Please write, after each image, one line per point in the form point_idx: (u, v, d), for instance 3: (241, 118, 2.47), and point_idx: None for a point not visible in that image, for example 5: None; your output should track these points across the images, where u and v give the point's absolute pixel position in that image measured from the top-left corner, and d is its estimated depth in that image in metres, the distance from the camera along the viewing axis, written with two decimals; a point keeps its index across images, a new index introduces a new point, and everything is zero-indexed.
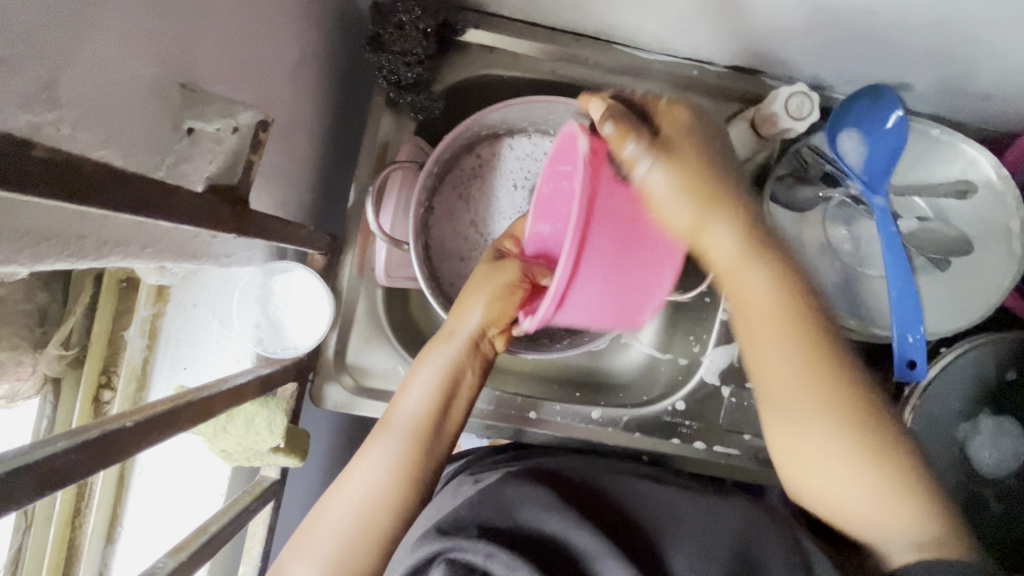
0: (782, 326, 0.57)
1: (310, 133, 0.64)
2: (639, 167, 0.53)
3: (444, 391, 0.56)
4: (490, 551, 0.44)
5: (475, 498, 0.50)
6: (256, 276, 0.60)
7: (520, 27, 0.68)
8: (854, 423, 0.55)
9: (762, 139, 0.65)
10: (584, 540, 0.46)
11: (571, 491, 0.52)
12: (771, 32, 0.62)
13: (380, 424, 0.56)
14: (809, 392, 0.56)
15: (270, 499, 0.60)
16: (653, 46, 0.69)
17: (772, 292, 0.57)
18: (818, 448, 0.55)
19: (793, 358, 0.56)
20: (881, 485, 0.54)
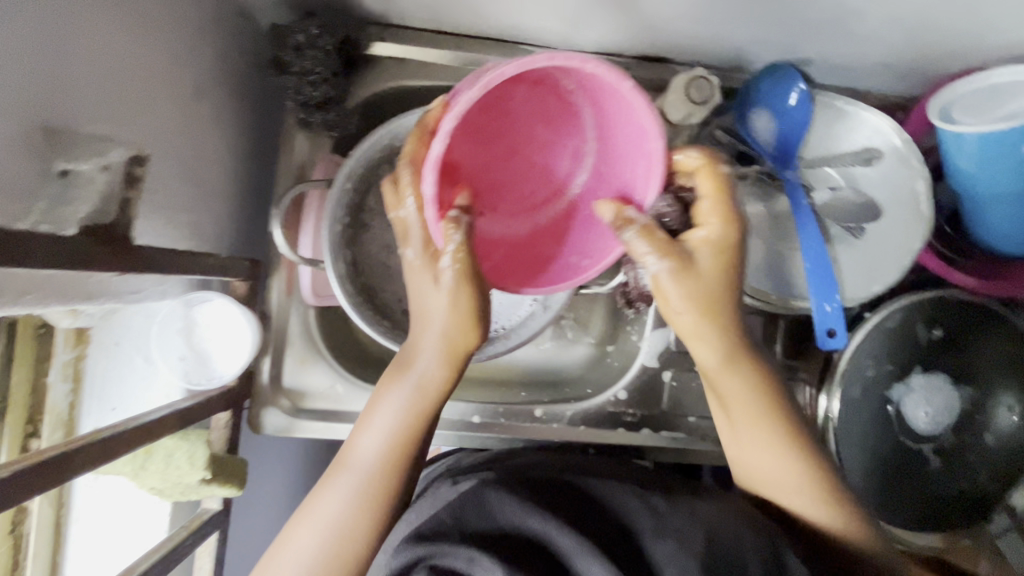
0: (733, 372, 0.51)
1: (223, 161, 0.64)
2: (695, 232, 0.49)
3: (422, 413, 0.50)
4: (472, 555, 0.46)
5: (458, 504, 0.52)
6: (176, 308, 0.59)
7: (426, 35, 0.69)
8: (799, 439, 0.52)
9: (673, 128, 0.65)
10: (559, 537, 0.47)
11: (549, 491, 0.53)
12: (665, 21, 0.63)
13: (338, 455, 0.50)
14: (732, 386, 0.51)
15: (211, 531, 0.60)
16: (558, 44, 0.69)
17: (712, 289, 0.49)
18: (766, 454, 0.51)
19: (682, 309, 0.49)
20: (784, 444, 0.51)
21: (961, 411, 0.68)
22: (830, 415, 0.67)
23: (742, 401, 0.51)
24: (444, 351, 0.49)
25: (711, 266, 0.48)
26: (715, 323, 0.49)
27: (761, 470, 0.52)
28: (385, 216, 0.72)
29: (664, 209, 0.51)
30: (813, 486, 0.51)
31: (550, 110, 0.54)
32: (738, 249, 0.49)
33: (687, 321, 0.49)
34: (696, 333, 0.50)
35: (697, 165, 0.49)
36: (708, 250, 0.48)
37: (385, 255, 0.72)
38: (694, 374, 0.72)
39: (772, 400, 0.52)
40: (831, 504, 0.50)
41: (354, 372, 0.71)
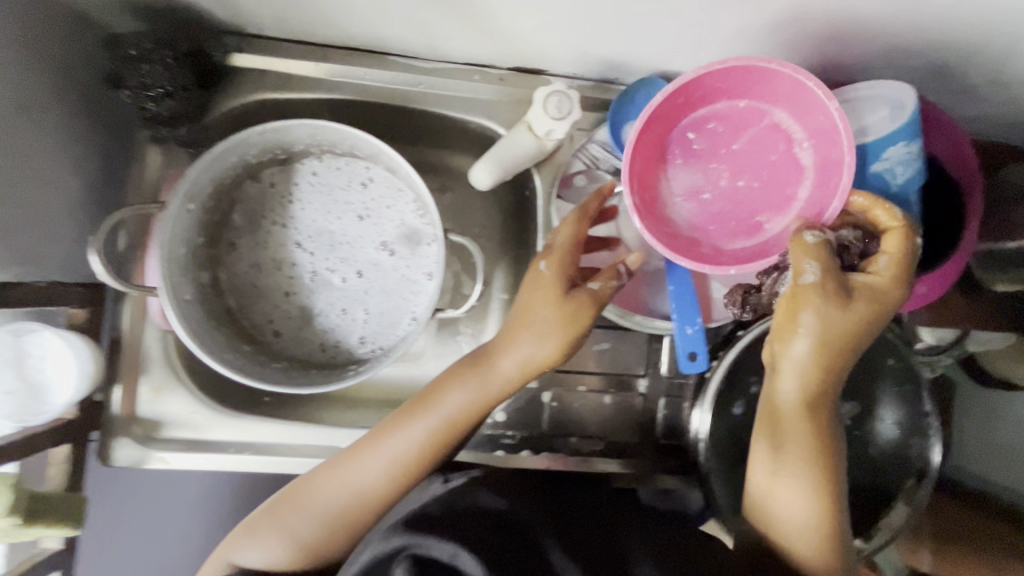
0: (806, 415, 0.51)
1: (65, 181, 0.61)
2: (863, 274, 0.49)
3: (425, 445, 0.56)
4: (455, 550, 0.43)
5: (448, 498, 0.50)
6: (3, 338, 0.55)
7: (288, 46, 0.66)
8: (826, 481, 0.51)
9: (542, 144, 0.63)
10: (555, 553, 0.46)
11: (536, 494, 0.54)
12: (523, 33, 0.61)
13: (347, 458, 0.56)
14: (793, 418, 0.51)
15: (47, 572, 0.57)
16: (425, 55, 0.67)
17: (828, 334, 0.48)
18: (784, 486, 0.51)
19: (814, 340, 0.48)
20: (807, 482, 0.51)
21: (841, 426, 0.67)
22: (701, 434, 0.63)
23: (794, 432, 0.51)
24: (476, 391, 0.57)
25: (848, 321, 0.48)
26: (818, 370, 0.49)
27: (777, 500, 0.52)
28: (253, 233, 0.69)
29: (851, 241, 0.51)
30: (814, 526, 0.51)
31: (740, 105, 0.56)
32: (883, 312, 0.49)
33: (802, 357, 0.49)
34: (794, 370, 0.50)
35: (864, 206, 0.50)
36: (869, 292, 0.48)
37: (254, 275, 0.70)
38: (576, 393, 0.70)
39: (823, 447, 0.51)
40: (826, 544, 0.51)
41: (220, 397, 0.68)
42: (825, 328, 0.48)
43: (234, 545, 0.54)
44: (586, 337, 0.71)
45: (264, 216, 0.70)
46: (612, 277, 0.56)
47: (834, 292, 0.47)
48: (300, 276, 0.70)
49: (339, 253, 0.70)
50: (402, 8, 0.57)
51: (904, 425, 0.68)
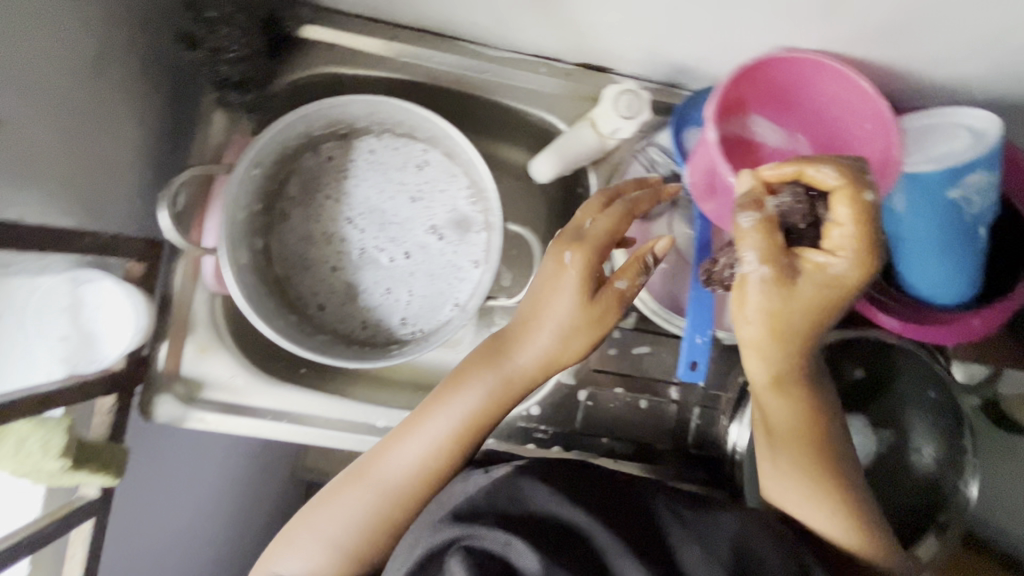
0: (777, 395, 0.51)
1: (129, 136, 0.61)
2: (817, 255, 0.45)
3: (450, 437, 0.56)
4: (509, 539, 0.44)
5: (493, 488, 0.49)
6: (63, 285, 0.56)
7: (359, 23, 0.66)
8: (826, 456, 0.52)
9: (604, 141, 0.63)
10: (603, 537, 0.46)
11: (578, 477, 0.52)
12: (598, 28, 0.61)
13: (368, 470, 0.56)
14: (774, 403, 0.51)
15: (83, 519, 0.58)
16: (494, 43, 0.67)
17: (767, 317, 0.46)
18: (788, 473, 0.52)
19: (763, 321, 0.46)
20: (806, 464, 0.51)
21: (878, 454, 0.67)
22: (738, 447, 0.65)
23: (780, 409, 0.51)
24: (502, 382, 0.57)
25: (789, 301, 0.45)
26: (783, 342, 0.48)
27: (777, 484, 0.53)
28: (306, 206, 0.70)
29: (792, 207, 0.45)
30: (830, 506, 0.51)
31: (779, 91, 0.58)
32: (851, 291, 0.45)
33: (754, 336, 0.47)
34: (766, 362, 0.49)
35: (795, 170, 0.45)
36: (822, 275, 0.45)
37: (303, 247, 0.70)
38: (612, 395, 0.70)
39: (807, 426, 0.51)
40: (847, 522, 0.51)
41: (260, 365, 0.68)
42: (762, 312, 0.46)
43: (274, 555, 0.55)
44: (627, 340, 0.70)
45: (318, 189, 0.70)
46: (636, 274, 0.56)
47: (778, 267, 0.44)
48: (348, 252, 0.70)
49: (388, 233, 0.71)
50: None
51: (942, 458, 0.67)
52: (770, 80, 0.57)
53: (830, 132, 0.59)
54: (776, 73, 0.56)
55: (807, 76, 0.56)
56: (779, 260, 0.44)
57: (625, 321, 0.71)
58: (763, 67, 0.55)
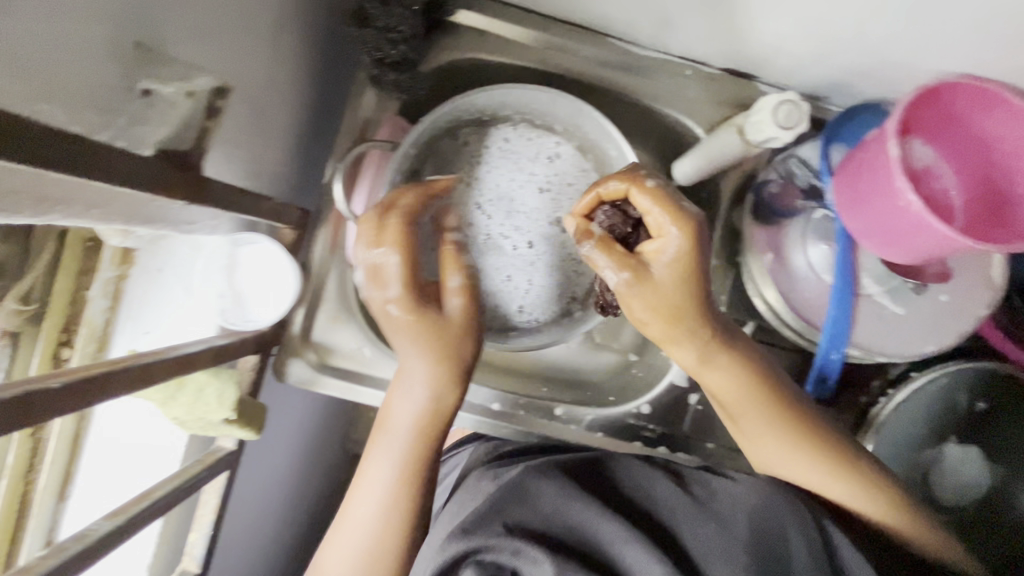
0: (736, 368, 0.57)
1: (288, 105, 0.62)
2: (656, 240, 0.53)
3: (442, 381, 0.58)
4: (518, 547, 0.48)
5: (496, 495, 0.53)
6: (223, 245, 0.59)
7: (513, 11, 0.67)
8: (812, 437, 0.57)
9: (749, 148, 0.62)
10: (607, 528, 0.49)
11: (590, 476, 0.56)
12: (763, 35, 0.60)
13: (381, 425, 0.59)
14: (715, 377, 0.58)
15: (223, 469, 0.61)
16: (645, 41, 0.67)
17: (671, 310, 0.54)
18: (774, 445, 0.57)
19: (655, 297, 0.53)
20: (798, 444, 0.57)
21: (992, 487, 0.66)
22: None
23: (728, 386, 0.57)
24: (439, 337, 0.58)
25: (670, 278, 0.53)
26: (674, 317, 0.54)
27: (772, 464, 0.59)
28: None
29: (612, 223, 0.56)
30: (839, 481, 0.56)
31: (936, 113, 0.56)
32: (695, 259, 0.53)
33: (689, 354, 0.57)
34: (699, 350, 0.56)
35: (626, 188, 0.54)
36: (670, 259, 0.53)
37: (431, 227, 0.71)
38: None
39: (779, 402, 0.58)
40: (862, 492, 0.55)
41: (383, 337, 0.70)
42: (642, 300, 0.53)
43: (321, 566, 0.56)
44: None
45: (452, 171, 0.71)
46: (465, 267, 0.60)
47: (613, 251, 0.53)
48: (475, 235, 0.71)
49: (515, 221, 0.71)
50: None
51: None
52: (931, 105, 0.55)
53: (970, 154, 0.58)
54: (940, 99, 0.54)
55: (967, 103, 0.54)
56: (641, 256, 0.54)
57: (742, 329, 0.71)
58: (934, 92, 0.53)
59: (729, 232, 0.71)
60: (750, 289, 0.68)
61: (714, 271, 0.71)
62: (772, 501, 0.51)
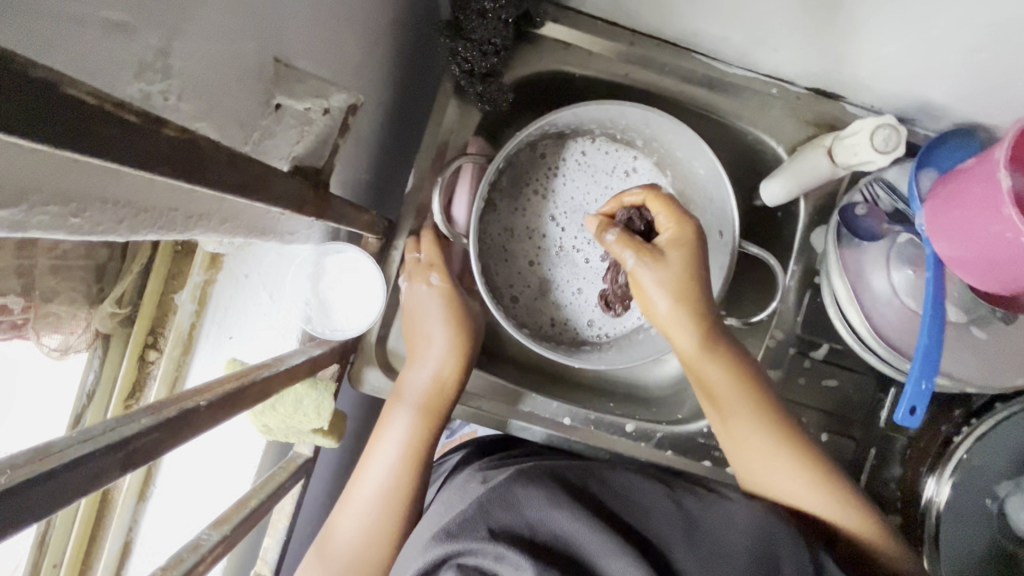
0: (733, 362, 0.57)
1: (379, 115, 0.62)
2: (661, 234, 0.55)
3: (455, 359, 0.63)
4: (500, 553, 0.44)
5: (482, 498, 0.50)
6: (311, 255, 0.59)
7: (600, 25, 0.66)
8: (794, 435, 0.56)
9: (836, 170, 0.62)
10: (591, 539, 0.45)
11: (583, 487, 0.52)
12: (861, 56, 0.59)
13: (397, 393, 0.63)
14: (716, 371, 0.56)
15: (302, 476, 0.60)
16: (733, 58, 0.66)
17: (679, 303, 0.54)
18: (756, 441, 0.56)
19: (664, 290, 0.53)
20: (781, 443, 0.56)
21: None
22: (937, 501, 0.66)
23: (721, 375, 0.56)
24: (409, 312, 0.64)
25: (681, 265, 0.54)
26: (687, 299, 0.54)
27: (763, 469, 0.57)
28: (514, 198, 0.71)
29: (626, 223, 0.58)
30: (817, 488, 0.55)
31: None
32: (701, 250, 0.55)
33: (683, 339, 0.55)
34: (680, 326, 0.55)
35: (641, 198, 0.57)
36: (676, 247, 0.54)
37: (505, 238, 0.71)
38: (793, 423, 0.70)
39: (760, 397, 0.57)
40: (835, 502, 0.55)
41: None
42: (666, 291, 0.53)
43: (333, 530, 0.60)
44: (816, 370, 0.70)
45: (528, 182, 0.71)
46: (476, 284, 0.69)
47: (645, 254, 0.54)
48: (547, 248, 0.71)
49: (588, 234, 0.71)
50: (760, 9, 0.56)
51: None
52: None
53: None
54: None
55: None
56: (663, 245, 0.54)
57: (816, 351, 0.70)
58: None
59: (807, 253, 0.70)
60: (831, 312, 0.68)
61: (790, 292, 0.70)
62: (766, 524, 0.50)
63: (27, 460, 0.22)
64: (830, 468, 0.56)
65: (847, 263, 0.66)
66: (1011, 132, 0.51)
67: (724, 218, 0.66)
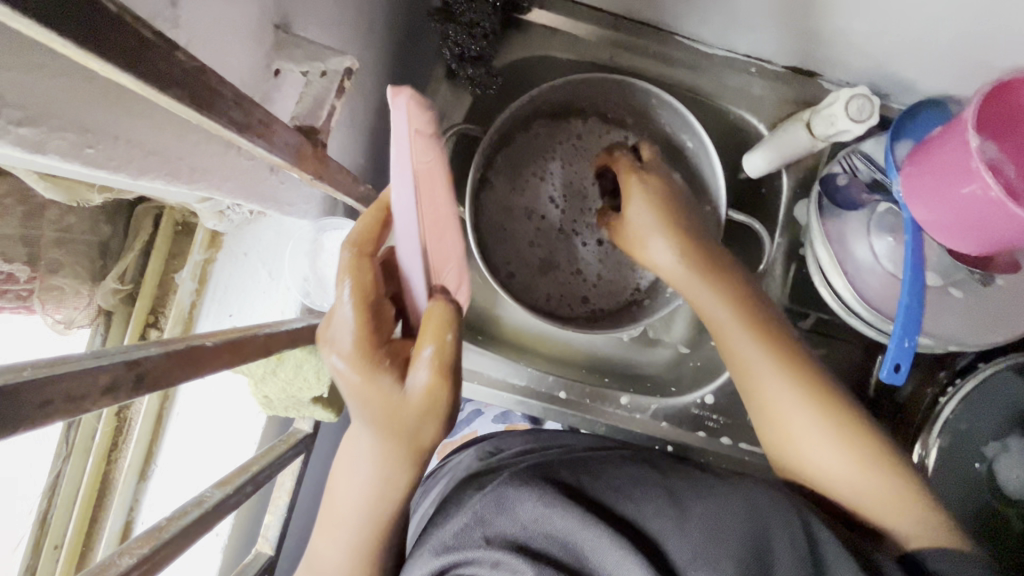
0: (738, 307, 0.59)
1: (374, 97, 0.64)
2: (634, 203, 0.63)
3: (415, 411, 0.41)
4: (498, 559, 0.46)
5: (477, 504, 0.50)
6: (309, 231, 0.60)
7: (586, 11, 0.69)
8: (810, 385, 0.56)
9: (814, 142, 0.64)
10: (586, 540, 0.47)
11: (575, 482, 0.52)
12: (835, 31, 0.62)
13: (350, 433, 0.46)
14: (716, 307, 0.59)
15: (302, 451, 0.61)
16: (713, 39, 0.69)
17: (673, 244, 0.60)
18: (773, 387, 0.56)
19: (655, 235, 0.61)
20: (800, 390, 0.56)
21: None
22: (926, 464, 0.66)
23: (725, 312, 0.59)
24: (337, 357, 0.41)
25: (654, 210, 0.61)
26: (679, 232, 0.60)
27: (777, 418, 0.57)
28: (510, 178, 0.73)
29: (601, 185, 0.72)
30: (840, 448, 0.54)
31: (995, 115, 0.56)
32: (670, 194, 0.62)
33: (672, 267, 0.61)
34: (695, 269, 0.60)
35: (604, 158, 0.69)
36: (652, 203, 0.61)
37: (503, 218, 0.73)
38: None
39: (777, 343, 0.57)
40: (861, 469, 0.53)
41: None
42: (658, 229, 0.61)
43: (313, 561, 0.50)
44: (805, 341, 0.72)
45: (523, 163, 0.73)
46: (444, 330, 0.41)
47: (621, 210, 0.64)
48: (543, 226, 0.73)
49: (584, 214, 0.73)
50: None
51: None
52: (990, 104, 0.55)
53: None
54: (995, 100, 0.55)
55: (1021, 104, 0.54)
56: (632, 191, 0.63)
57: (803, 321, 0.72)
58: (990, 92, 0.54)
59: (792, 227, 0.72)
60: (816, 280, 0.70)
61: (776, 265, 0.72)
62: (764, 507, 0.49)
63: (49, 364, 0.24)
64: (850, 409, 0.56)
65: (831, 233, 0.67)
66: (979, 94, 0.53)
67: (713, 192, 0.69)
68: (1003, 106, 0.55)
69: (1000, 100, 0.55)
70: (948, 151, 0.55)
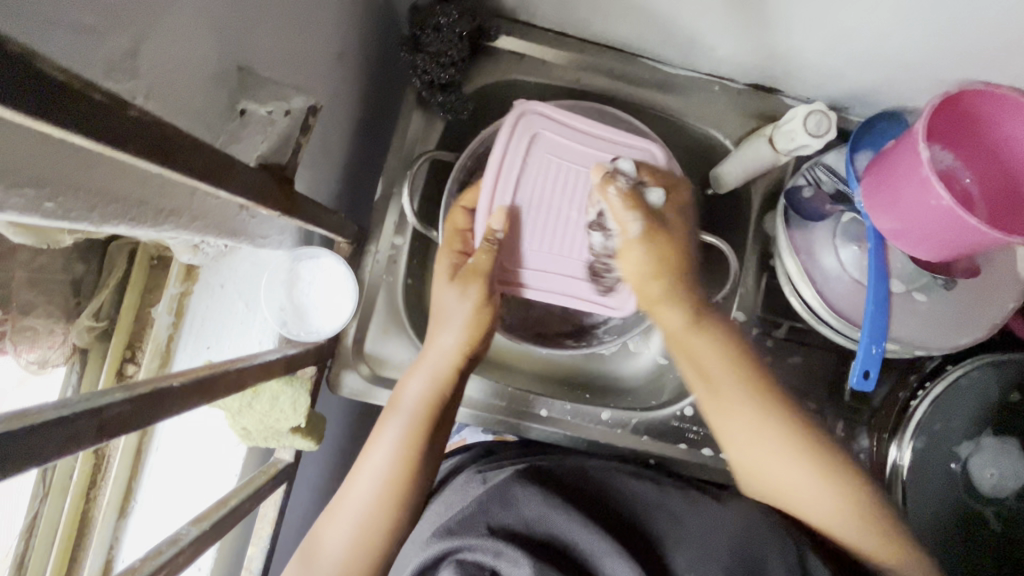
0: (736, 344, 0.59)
1: (347, 127, 0.65)
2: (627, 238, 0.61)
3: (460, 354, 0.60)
4: (499, 549, 0.45)
5: (483, 496, 0.51)
6: (285, 261, 0.62)
7: (552, 36, 0.71)
8: (805, 437, 0.56)
9: (779, 155, 0.66)
10: (589, 536, 0.47)
11: (574, 488, 0.53)
12: (791, 50, 0.64)
13: (390, 406, 0.60)
14: (706, 350, 0.58)
15: (283, 481, 0.61)
16: (677, 59, 0.71)
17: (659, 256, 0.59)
18: (763, 439, 0.56)
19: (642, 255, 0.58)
20: (803, 443, 0.55)
21: None
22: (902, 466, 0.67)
23: (720, 363, 0.58)
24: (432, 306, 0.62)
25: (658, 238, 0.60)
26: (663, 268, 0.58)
27: (768, 467, 0.56)
28: None
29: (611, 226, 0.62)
30: (827, 490, 0.54)
31: (946, 124, 0.58)
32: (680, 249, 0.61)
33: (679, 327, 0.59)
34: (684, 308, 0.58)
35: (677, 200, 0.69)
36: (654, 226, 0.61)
37: None
38: None
39: (770, 392, 0.57)
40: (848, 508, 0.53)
41: None
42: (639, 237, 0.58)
43: (320, 534, 0.55)
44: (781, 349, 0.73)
45: None
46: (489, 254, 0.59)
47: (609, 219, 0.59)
48: None
49: None
50: (694, 10, 0.61)
51: None
52: (944, 111, 0.56)
53: (984, 161, 0.58)
54: (947, 109, 0.56)
55: (969, 113, 0.56)
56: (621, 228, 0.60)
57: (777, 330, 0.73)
58: (949, 101, 0.55)
59: (762, 238, 0.74)
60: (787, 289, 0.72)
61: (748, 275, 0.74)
62: (756, 525, 0.50)
63: (7, 417, 0.24)
64: (832, 450, 0.56)
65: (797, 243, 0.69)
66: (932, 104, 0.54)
67: None
68: (955, 114, 0.57)
69: (952, 109, 0.56)
70: (904, 158, 0.56)
